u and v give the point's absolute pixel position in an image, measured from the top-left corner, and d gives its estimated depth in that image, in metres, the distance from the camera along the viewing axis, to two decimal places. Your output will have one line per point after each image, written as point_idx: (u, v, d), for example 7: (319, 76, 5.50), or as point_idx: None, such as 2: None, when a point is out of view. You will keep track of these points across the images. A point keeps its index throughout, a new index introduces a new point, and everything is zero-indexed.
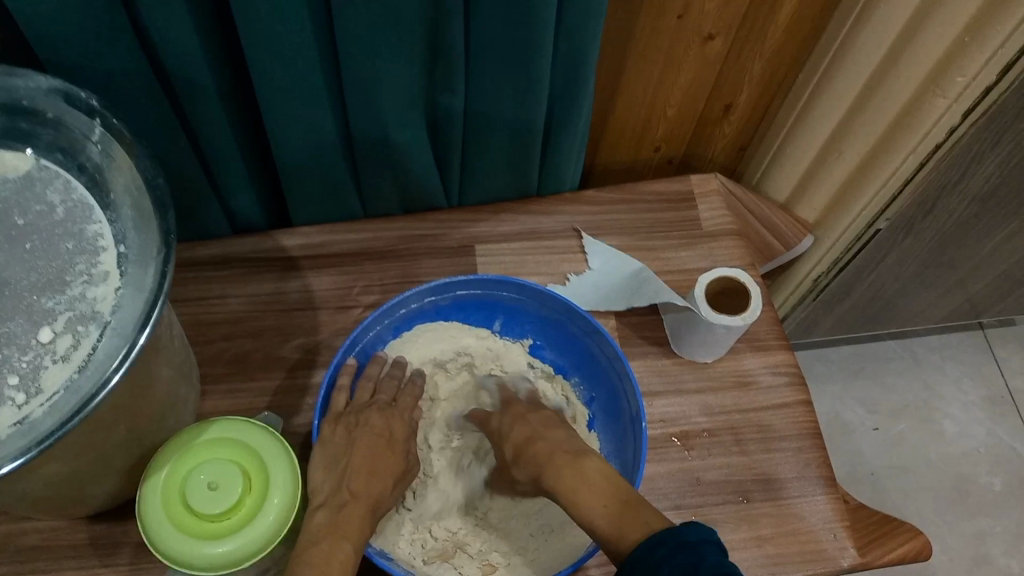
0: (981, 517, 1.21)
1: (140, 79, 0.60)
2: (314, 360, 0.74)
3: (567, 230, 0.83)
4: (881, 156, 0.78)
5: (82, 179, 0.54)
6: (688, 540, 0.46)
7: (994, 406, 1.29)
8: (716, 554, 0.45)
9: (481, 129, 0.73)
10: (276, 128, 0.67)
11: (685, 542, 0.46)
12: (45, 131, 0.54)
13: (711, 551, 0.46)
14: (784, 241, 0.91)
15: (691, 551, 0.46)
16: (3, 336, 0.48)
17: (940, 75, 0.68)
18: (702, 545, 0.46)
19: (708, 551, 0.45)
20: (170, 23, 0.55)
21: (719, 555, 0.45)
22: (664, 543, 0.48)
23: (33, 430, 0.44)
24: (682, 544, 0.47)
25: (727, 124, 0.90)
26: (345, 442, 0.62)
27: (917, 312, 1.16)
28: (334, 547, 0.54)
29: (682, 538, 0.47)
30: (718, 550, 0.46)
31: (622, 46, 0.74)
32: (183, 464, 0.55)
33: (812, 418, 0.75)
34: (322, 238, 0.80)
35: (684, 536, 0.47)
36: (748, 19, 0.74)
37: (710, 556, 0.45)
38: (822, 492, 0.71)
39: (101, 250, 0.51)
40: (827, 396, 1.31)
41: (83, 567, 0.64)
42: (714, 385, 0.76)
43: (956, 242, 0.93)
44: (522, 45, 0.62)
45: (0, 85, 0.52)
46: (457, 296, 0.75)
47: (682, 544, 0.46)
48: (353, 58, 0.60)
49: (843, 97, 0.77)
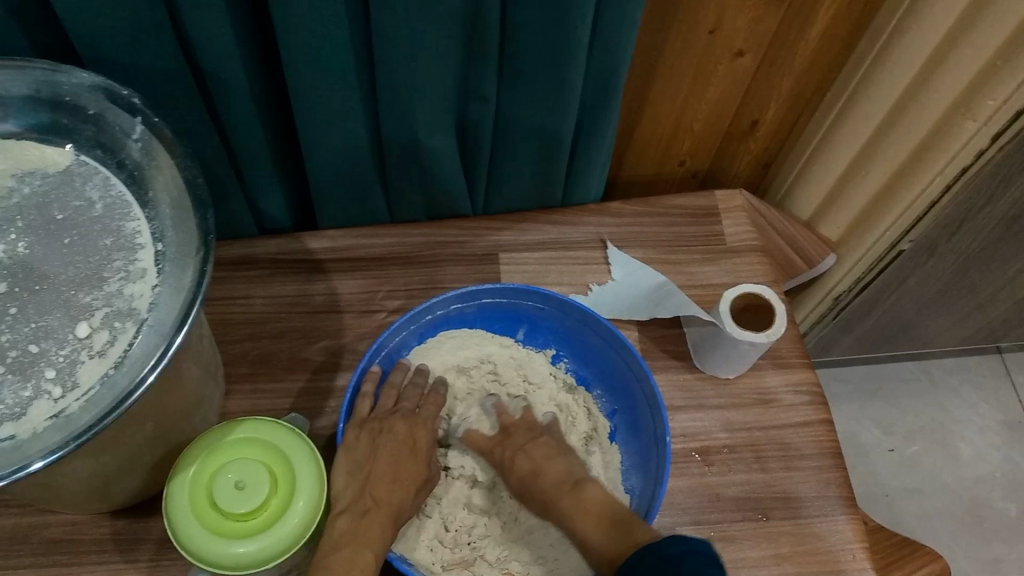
0: (996, 542, 1.19)
1: (178, 79, 0.60)
2: (337, 363, 0.74)
3: (592, 241, 0.83)
4: (908, 176, 0.77)
5: (121, 176, 0.54)
6: (668, 555, 0.47)
7: (1011, 431, 1.28)
8: (695, 565, 0.46)
9: (510, 138, 0.74)
10: (309, 132, 0.68)
11: (668, 557, 0.47)
12: (87, 128, 0.55)
13: (692, 563, 0.46)
14: (806, 258, 0.91)
15: (673, 565, 0.46)
16: (40, 330, 0.48)
17: (970, 98, 0.68)
18: (682, 559, 0.46)
19: (687, 564, 0.46)
20: (211, 26, 0.56)
21: (702, 565, 0.46)
22: (649, 558, 0.48)
23: (70, 424, 0.44)
24: (666, 560, 0.47)
25: (753, 141, 0.90)
26: (369, 449, 0.62)
27: (936, 334, 1.15)
28: (355, 555, 0.54)
29: (662, 552, 0.48)
30: (704, 560, 0.46)
31: (652, 61, 0.75)
32: (212, 462, 0.56)
33: (833, 438, 0.75)
34: (348, 241, 0.80)
35: (670, 549, 0.48)
36: (779, 36, 0.75)
37: (690, 569, 0.45)
38: (842, 512, 0.71)
39: (139, 247, 0.52)
40: (843, 416, 1.30)
41: (104, 561, 0.64)
42: (735, 402, 0.76)
43: (981, 264, 0.92)
44: (556, 58, 0.62)
45: (45, 82, 0.54)
46: (482, 304, 0.75)
47: (664, 559, 0.47)
48: (387, 65, 0.61)
49: (872, 116, 0.77)
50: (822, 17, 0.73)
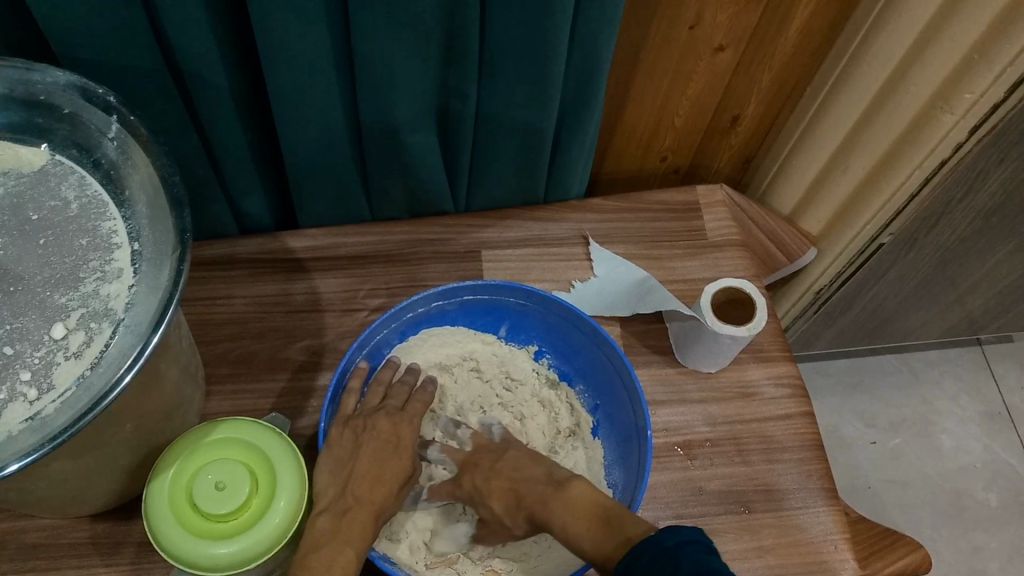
0: (976, 532, 1.21)
1: (155, 77, 0.60)
2: (319, 362, 0.74)
3: (573, 238, 0.83)
4: (887, 169, 0.78)
5: (97, 175, 0.54)
6: (665, 546, 0.47)
7: (991, 421, 1.30)
8: (693, 556, 0.46)
9: (491, 135, 0.74)
10: (288, 131, 0.67)
11: (662, 550, 0.47)
12: (61, 127, 0.54)
13: (689, 553, 0.46)
14: (787, 252, 0.91)
15: (670, 557, 0.46)
16: (15, 332, 0.48)
17: (947, 91, 0.68)
18: (679, 550, 0.46)
19: (685, 555, 0.46)
20: (186, 22, 0.55)
21: (700, 556, 0.46)
22: (644, 554, 0.48)
23: (46, 426, 0.44)
24: (663, 552, 0.47)
25: (734, 136, 0.91)
26: (352, 446, 0.62)
27: (916, 326, 1.16)
28: (336, 553, 0.54)
29: (659, 545, 0.48)
30: (701, 550, 0.47)
31: (632, 56, 0.75)
32: (191, 464, 0.55)
33: (814, 430, 0.75)
34: (329, 240, 0.80)
35: (665, 543, 0.48)
36: (758, 31, 0.75)
37: (689, 559, 0.45)
38: (823, 503, 0.72)
39: (115, 247, 0.51)
40: (826, 408, 1.32)
41: (85, 565, 0.63)
42: (717, 395, 0.76)
43: (959, 257, 0.93)
44: (535, 54, 0.62)
45: (16, 80, 0.53)
46: (463, 301, 0.75)
47: (661, 551, 0.47)
48: (366, 61, 0.61)
49: (851, 111, 0.77)
50: (801, 12, 0.73)
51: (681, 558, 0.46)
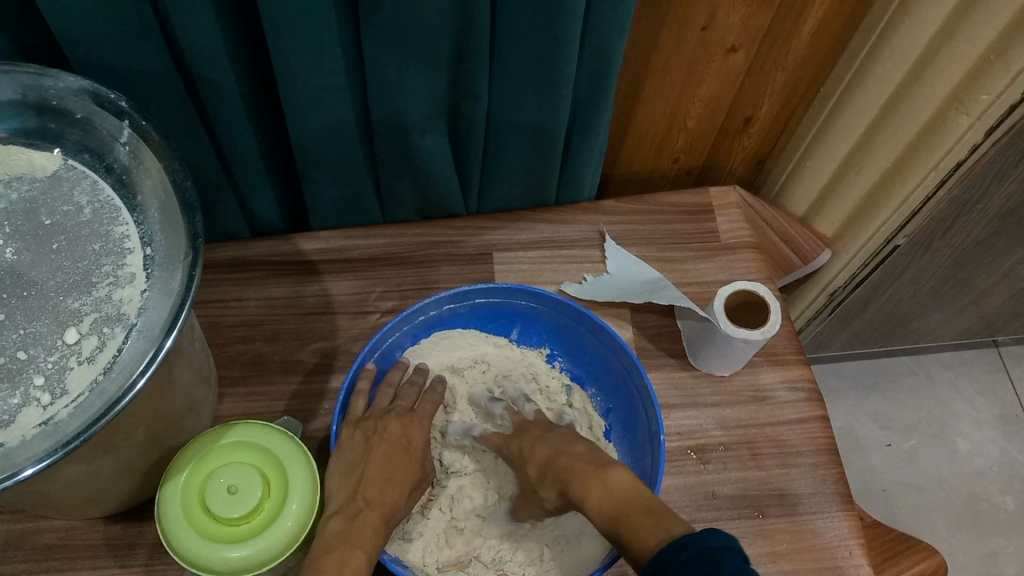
0: (993, 536, 1.19)
1: (165, 79, 0.60)
2: (331, 364, 0.74)
3: (586, 240, 0.83)
4: (903, 170, 0.77)
5: (110, 180, 0.54)
6: (709, 546, 0.46)
7: (1008, 424, 1.28)
8: (736, 561, 0.44)
9: (502, 137, 0.73)
10: (299, 133, 0.67)
11: (706, 549, 0.46)
12: (74, 131, 0.55)
13: (731, 557, 0.45)
14: (801, 255, 0.91)
15: (711, 558, 0.45)
16: (29, 336, 0.48)
17: (965, 93, 0.67)
18: (721, 551, 0.45)
19: (727, 557, 0.44)
20: (197, 25, 0.55)
21: (740, 562, 0.44)
22: (686, 548, 0.47)
23: (58, 431, 0.44)
24: (705, 550, 0.46)
25: (747, 137, 0.90)
26: (362, 449, 0.62)
27: (933, 328, 1.15)
28: (347, 556, 0.53)
29: (701, 544, 0.46)
30: (738, 556, 0.45)
31: (644, 59, 0.74)
32: (203, 468, 0.55)
33: (829, 434, 0.74)
34: (341, 243, 0.80)
35: (706, 541, 0.46)
36: (772, 32, 0.74)
37: (731, 564, 0.44)
38: (839, 508, 0.71)
39: (127, 251, 0.51)
40: (840, 411, 1.30)
41: (98, 567, 0.64)
42: (731, 399, 0.76)
43: (976, 258, 0.92)
44: (547, 56, 0.62)
45: (30, 86, 0.53)
46: (475, 304, 0.75)
47: (702, 549, 0.46)
48: (378, 61, 0.61)
49: (866, 113, 0.76)
50: (815, 13, 0.72)
51: (725, 560, 0.44)
